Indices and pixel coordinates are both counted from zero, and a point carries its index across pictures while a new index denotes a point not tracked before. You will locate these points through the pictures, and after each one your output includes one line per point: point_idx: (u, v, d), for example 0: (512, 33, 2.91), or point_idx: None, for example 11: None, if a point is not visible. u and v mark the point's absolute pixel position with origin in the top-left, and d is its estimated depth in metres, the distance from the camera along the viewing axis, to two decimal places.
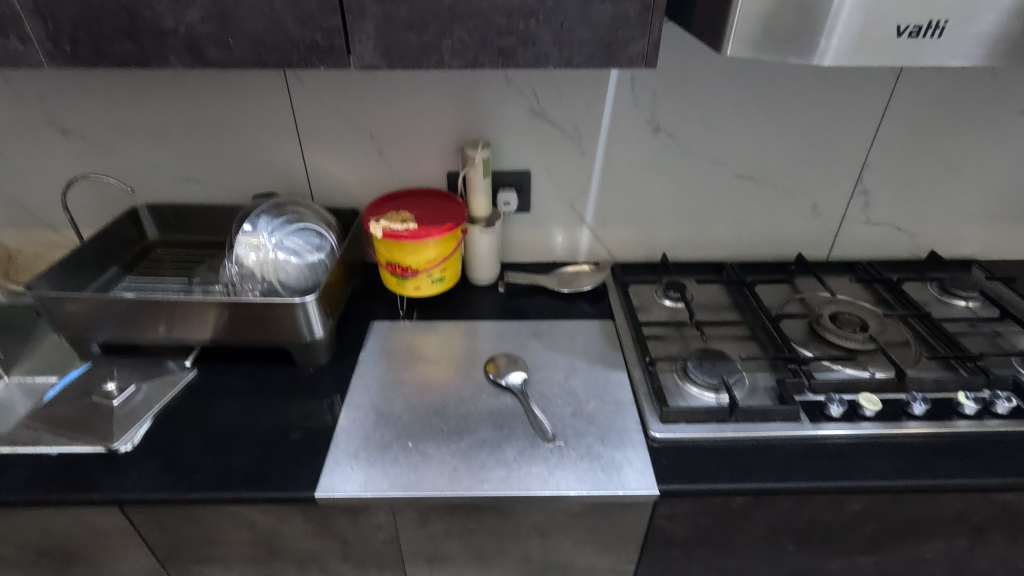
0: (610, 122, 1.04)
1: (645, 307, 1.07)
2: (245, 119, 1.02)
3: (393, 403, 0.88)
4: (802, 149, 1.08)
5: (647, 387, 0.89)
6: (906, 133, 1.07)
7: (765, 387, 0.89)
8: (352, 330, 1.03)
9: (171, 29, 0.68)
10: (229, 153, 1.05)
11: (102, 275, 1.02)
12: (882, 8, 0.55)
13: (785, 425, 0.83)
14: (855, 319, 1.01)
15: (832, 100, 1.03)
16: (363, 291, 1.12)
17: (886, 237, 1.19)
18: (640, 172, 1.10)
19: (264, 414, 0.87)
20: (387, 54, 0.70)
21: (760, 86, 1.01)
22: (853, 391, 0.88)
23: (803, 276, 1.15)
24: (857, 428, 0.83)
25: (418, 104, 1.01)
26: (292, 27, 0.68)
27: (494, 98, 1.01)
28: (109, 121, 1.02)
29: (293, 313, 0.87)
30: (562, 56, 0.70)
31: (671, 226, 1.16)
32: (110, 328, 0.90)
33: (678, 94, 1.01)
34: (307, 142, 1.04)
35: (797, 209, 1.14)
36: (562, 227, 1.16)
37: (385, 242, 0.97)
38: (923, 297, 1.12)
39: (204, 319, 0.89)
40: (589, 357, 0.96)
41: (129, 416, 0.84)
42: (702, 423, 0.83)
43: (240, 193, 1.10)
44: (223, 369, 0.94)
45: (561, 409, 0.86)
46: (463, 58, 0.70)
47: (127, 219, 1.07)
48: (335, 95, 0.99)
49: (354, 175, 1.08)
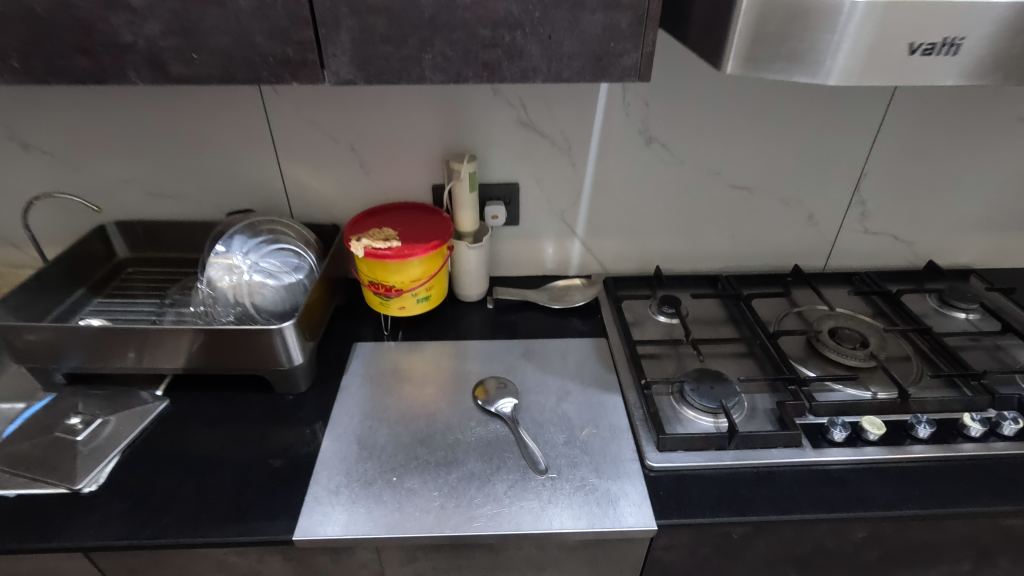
0: (600, 132, 1.00)
1: (639, 323, 1.04)
2: (218, 133, 0.97)
3: (377, 433, 0.83)
4: (799, 158, 1.04)
5: (642, 412, 0.85)
6: (905, 142, 1.04)
7: (766, 410, 0.86)
8: (335, 352, 0.98)
9: (130, 43, 0.63)
10: (203, 167, 1.00)
11: (68, 298, 0.97)
12: (894, 24, 0.51)
13: (786, 451, 0.80)
14: (855, 334, 0.98)
15: (831, 109, 0.99)
16: (346, 309, 1.07)
17: (883, 246, 1.16)
18: (632, 184, 1.06)
19: (240, 446, 0.82)
20: (364, 68, 0.65)
21: (756, 95, 0.97)
22: (855, 414, 0.85)
23: (799, 287, 1.12)
24: (860, 453, 0.80)
25: (400, 116, 0.96)
26: (261, 40, 0.63)
27: (480, 108, 0.96)
28: (74, 136, 0.96)
29: (271, 339, 0.83)
30: (550, 69, 0.66)
31: (664, 238, 1.13)
32: (75, 357, 0.85)
33: (672, 104, 0.97)
34: (284, 156, 1.00)
35: (793, 219, 1.11)
36: (552, 240, 1.12)
37: (368, 261, 0.92)
38: (921, 308, 1.09)
39: (176, 346, 0.84)
40: (581, 378, 0.92)
41: (94, 452, 0.79)
42: (700, 451, 0.79)
43: (214, 209, 1.05)
44: (197, 397, 0.89)
45: (554, 437, 0.83)
46: (446, 73, 0.66)
47: (94, 238, 1.01)
48: (313, 107, 0.94)
49: (334, 189, 1.03)
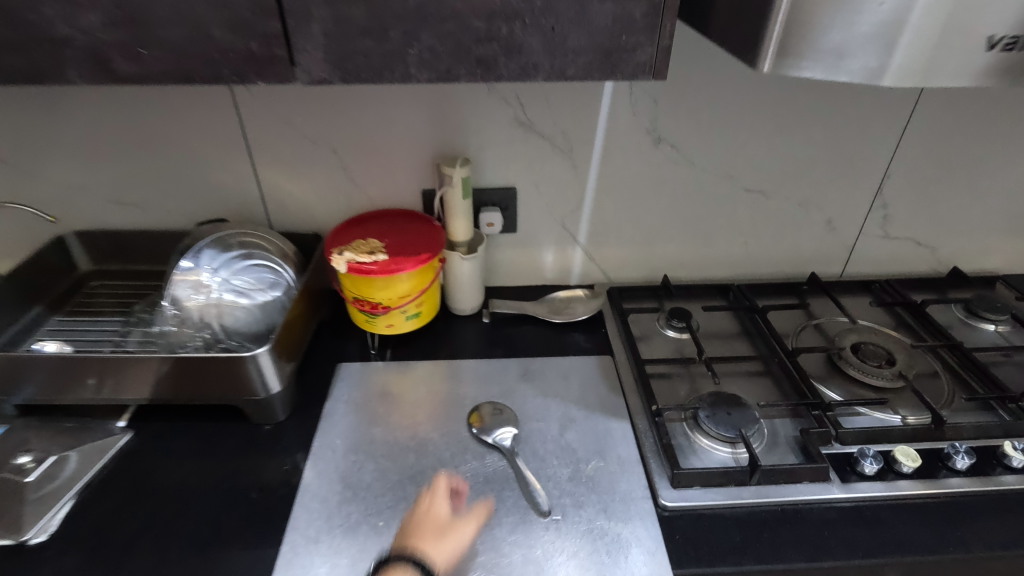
0: (605, 133, 0.91)
1: (646, 339, 0.96)
2: (185, 135, 0.88)
3: (362, 469, 0.76)
4: (819, 159, 0.96)
5: (654, 442, 0.78)
6: (934, 142, 0.96)
7: (788, 438, 0.79)
8: (317, 374, 0.90)
9: (66, 37, 0.54)
10: (170, 173, 0.91)
11: (24, 316, 0.88)
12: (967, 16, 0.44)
13: (812, 486, 0.73)
14: (880, 350, 0.91)
15: (855, 107, 0.91)
16: (331, 324, 0.99)
17: (905, 252, 1.09)
18: (638, 188, 0.98)
19: (210, 485, 0.74)
20: (339, 65, 0.57)
21: (775, 92, 0.89)
22: (885, 442, 0.78)
23: (816, 297, 1.05)
24: (892, 488, 0.73)
25: (386, 116, 0.87)
26: (219, 33, 0.55)
27: (474, 107, 0.88)
28: (25, 139, 0.87)
29: (245, 366, 0.75)
30: (554, 66, 0.58)
31: (672, 245, 1.05)
32: (29, 385, 0.77)
33: (683, 101, 0.89)
34: (259, 160, 0.91)
35: (810, 224, 1.04)
36: (552, 248, 1.04)
37: (351, 277, 0.84)
38: (946, 320, 1.02)
39: (140, 374, 0.76)
40: (586, 403, 0.85)
41: (46, 496, 0.71)
42: (718, 487, 0.72)
43: (183, 217, 0.96)
44: (163, 427, 0.81)
45: (557, 471, 0.75)
46: (434, 71, 0.58)
47: (52, 250, 0.93)
48: (290, 106, 0.86)
49: (315, 196, 0.95)
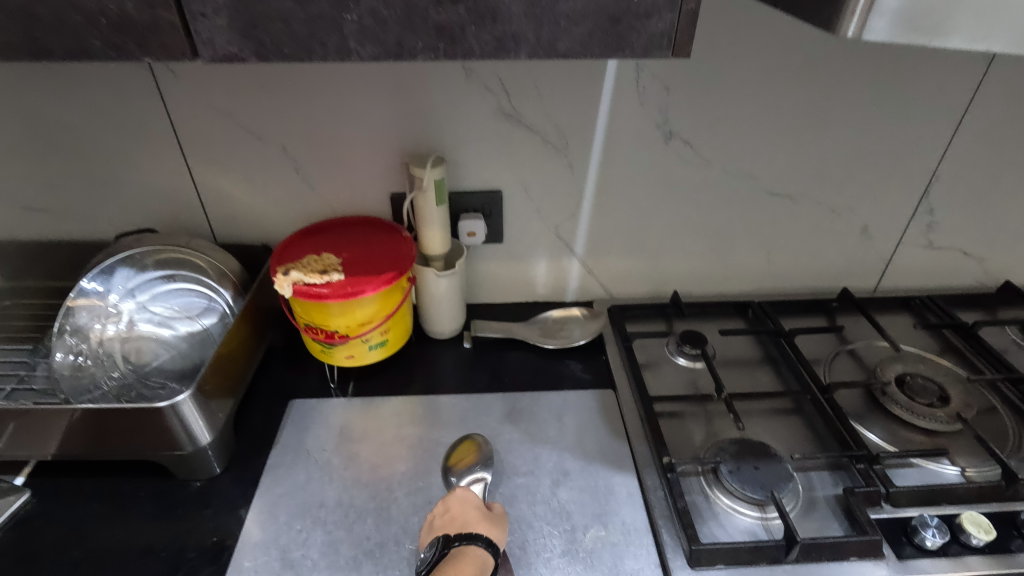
0: (607, 126, 0.77)
1: (654, 369, 0.82)
2: (101, 130, 0.73)
3: (309, 540, 0.62)
4: (857, 157, 0.82)
5: (666, 504, 0.64)
6: (994, 137, 0.82)
7: (827, 498, 0.65)
8: (262, 415, 0.76)
9: None
10: (88, 174, 0.77)
11: None
12: None
13: (861, 564, 0.59)
14: (930, 384, 0.77)
15: (902, 96, 0.77)
16: (284, 351, 0.84)
17: (949, 264, 0.95)
18: (645, 191, 0.83)
19: (118, 563, 0.60)
20: (251, 36, 0.42)
21: (810, 77, 0.75)
22: (947, 503, 0.64)
23: (849, 317, 0.91)
24: (961, 567, 0.59)
25: (343, 106, 0.73)
26: None
27: (449, 95, 0.73)
28: None
29: (163, 417, 0.61)
30: (541, 38, 0.43)
31: (683, 256, 0.91)
32: None
33: (700, 88, 0.75)
34: (195, 159, 0.76)
35: (844, 232, 0.90)
36: (543, 260, 0.90)
37: (301, 301, 0.70)
38: (999, 343, 0.88)
39: (37, 425, 0.62)
40: (583, 451, 0.71)
41: None
42: (746, 566, 0.58)
43: (109, 226, 0.81)
44: (70, 485, 0.67)
45: (547, 544, 0.61)
46: (380, 44, 0.43)
47: None
48: (226, 94, 0.71)
49: (263, 201, 0.80)
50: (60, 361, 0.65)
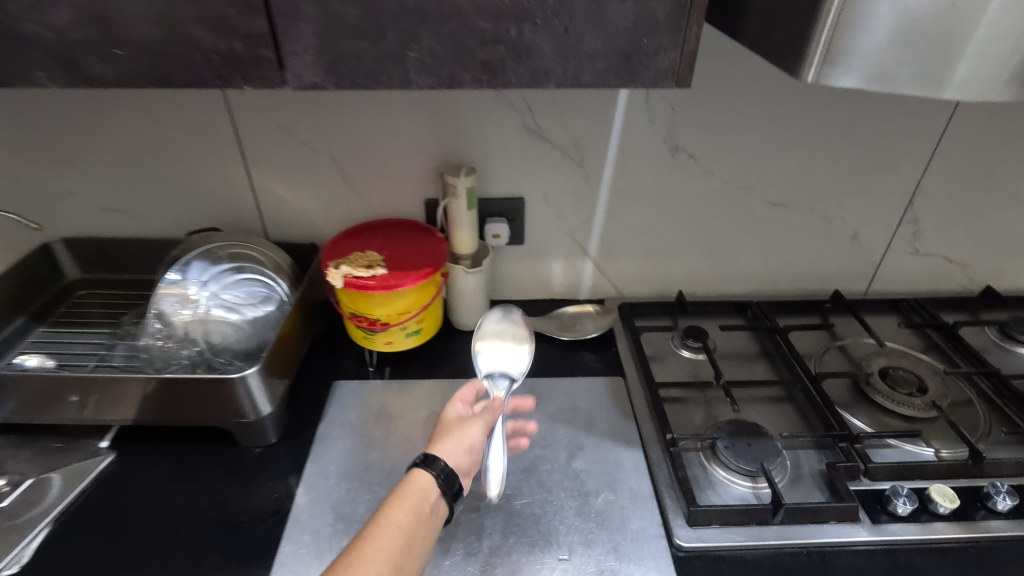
0: (619, 141, 0.86)
1: (659, 360, 0.91)
2: (175, 141, 0.84)
3: (357, 498, 0.71)
4: (846, 171, 0.91)
5: (669, 474, 0.72)
6: (972, 154, 0.90)
7: (812, 472, 0.73)
8: (310, 394, 0.85)
9: (34, 35, 0.49)
10: (160, 179, 0.87)
11: (5, 328, 0.84)
12: None
13: (840, 527, 0.67)
14: (910, 376, 0.85)
15: (887, 116, 0.86)
16: (326, 339, 0.94)
17: (934, 270, 1.03)
18: (653, 199, 0.93)
19: (193, 514, 0.69)
20: (332, 69, 0.52)
21: (802, 99, 0.84)
22: (919, 478, 0.72)
23: (840, 316, 0.99)
24: (927, 531, 0.67)
25: (387, 122, 0.83)
26: (200, 33, 0.49)
27: (480, 113, 0.83)
28: (6, 141, 0.83)
29: (234, 388, 0.70)
30: (567, 72, 0.53)
31: (687, 259, 1.00)
32: (9, 404, 0.73)
33: (703, 109, 0.84)
34: (254, 167, 0.86)
35: (836, 239, 0.98)
36: (560, 261, 0.99)
37: (349, 292, 0.80)
38: (979, 342, 0.96)
39: (123, 394, 0.72)
40: (596, 429, 0.80)
41: (19, 524, 0.66)
42: (738, 526, 0.67)
43: (175, 225, 0.92)
44: (147, 450, 0.77)
45: (564, 505, 0.70)
46: (435, 76, 0.52)
47: (37, 258, 0.89)
48: (286, 110, 0.81)
49: (312, 204, 0.90)
50: (155, 343, 0.76)
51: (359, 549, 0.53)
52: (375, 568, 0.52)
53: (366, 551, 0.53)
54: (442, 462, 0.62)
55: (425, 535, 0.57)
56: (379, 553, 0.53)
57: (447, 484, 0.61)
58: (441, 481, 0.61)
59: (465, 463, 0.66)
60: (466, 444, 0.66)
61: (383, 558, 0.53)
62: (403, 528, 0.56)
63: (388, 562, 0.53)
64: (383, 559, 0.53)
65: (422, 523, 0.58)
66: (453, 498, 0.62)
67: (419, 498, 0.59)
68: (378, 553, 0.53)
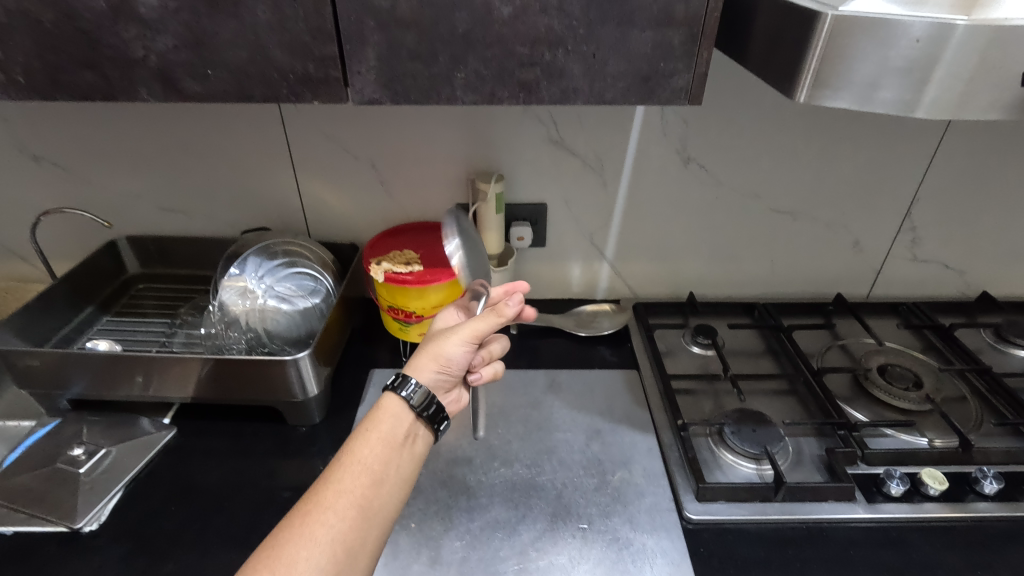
0: (635, 152, 0.94)
1: (671, 354, 0.97)
2: (232, 149, 0.92)
3: None
4: (847, 181, 0.97)
5: (679, 456, 0.79)
6: (966, 167, 0.96)
7: (812, 456, 0.80)
8: (350, 380, 0.93)
9: (141, 57, 0.57)
10: (217, 183, 0.96)
11: (76, 316, 0.93)
12: (1003, 52, 0.44)
13: (837, 505, 0.73)
14: (906, 372, 0.91)
15: (884, 131, 0.92)
16: (363, 331, 1.02)
17: (933, 275, 1.09)
18: (666, 206, 1.00)
19: (248, 483, 0.77)
20: (390, 86, 0.60)
21: (805, 115, 0.91)
22: (912, 464, 0.78)
23: (842, 318, 1.05)
24: (919, 510, 0.73)
25: (423, 132, 0.91)
26: (280, 56, 0.58)
27: (508, 125, 0.91)
28: (84, 149, 0.93)
29: (284, 370, 0.78)
30: (593, 90, 0.60)
31: (698, 262, 1.07)
32: (83, 382, 0.82)
33: (713, 123, 0.91)
34: (302, 173, 0.95)
35: (838, 245, 1.05)
36: (579, 262, 1.06)
37: (387, 286, 0.88)
38: (975, 344, 1.01)
39: (185, 374, 0.80)
40: (612, 416, 0.87)
41: (96, 488, 0.75)
42: (743, 502, 0.73)
43: (227, 225, 1.01)
44: (205, 427, 0.85)
45: (583, 481, 0.77)
46: (479, 93, 0.60)
47: (104, 253, 0.98)
48: (333, 122, 0.89)
49: (353, 207, 0.98)
50: (218, 329, 0.85)
51: (323, 492, 0.56)
52: (335, 512, 0.55)
53: (327, 495, 0.55)
54: (416, 384, 0.64)
55: (397, 467, 0.60)
56: (341, 496, 0.56)
57: (422, 409, 0.63)
58: (413, 408, 0.63)
59: (445, 379, 0.67)
60: (446, 360, 0.66)
61: (344, 501, 0.56)
62: (368, 466, 0.58)
63: (352, 503, 0.56)
64: (346, 499, 0.56)
65: (392, 455, 0.60)
66: (432, 421, 0.65)
67: (386, 430, 0.61)
68: (340, 496, 0.56)
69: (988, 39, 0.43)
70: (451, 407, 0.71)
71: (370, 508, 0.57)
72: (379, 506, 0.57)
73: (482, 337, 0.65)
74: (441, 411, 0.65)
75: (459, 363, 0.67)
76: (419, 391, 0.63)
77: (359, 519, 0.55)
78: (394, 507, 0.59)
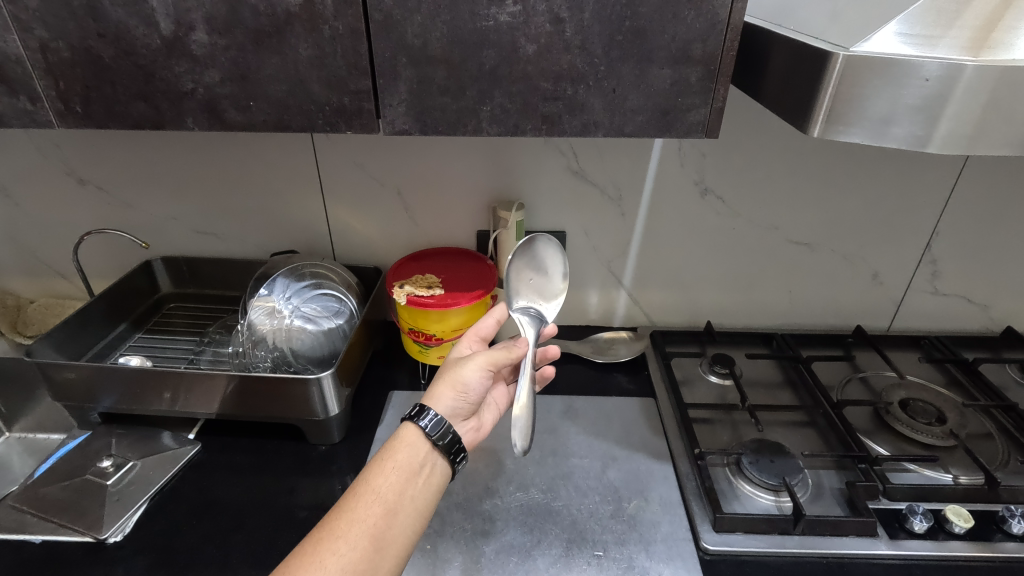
0: (653, 182, 0.96)
1: (688, 383, 0.98)
2: (266, 175, 0.97)
3: None
4: (865, 214, 0.98)
5: (696, 485, 0.78)
6: (985, 202, 0.96)
7: (833, 490, 0.79)
8: (370, 400, 0.95)
9: (190, 90, 0.61)
10: (249, 207, 1.00)
11: (111, 332, 0.97)
12: (1012, 92, 0.45)
13: (859, 540, 0.72)
14: (929, 407, 0.90)
15: (901, 165, 0.93)
16: (383, 353, 1.05)
17: (955, 309, 1.08)
18: (683, 236, 1.01)
19: (268, 499, 0.78)
20: (419, 118, 0.63)
21: (822, 149, 0.92)
22: (937, 501, 0.76)
23: (862, 350, 1.05)
24: (943, 548, 0.71)
25: (448, 162, 0.94)
26: (318, 89, 0.62)
27: (530, 156, 0.94)
28: (126, 174, 0.98)
29: (307, 389, 0.79)
30: (613, 124, 0.63)
31: (715, 292, 1.08)
32: (114, 396, 0.84)
33: (730, 156, 0.93)
34: (330, 199, 0.99)
35: (857, 277, 1.05)
36: (597, 289, 1.08)
37: (409, 309, 0.90)
38: (1000, 380, 1.00)
39: (212, 392, 0.82)
40: (629, 444, 0.87)
41: (123, 499, 0.77)
42: (762, 534, 0.72)
43: (257, 247, 1.04)
44: (229, 443, 0.87)
45: (600, 507, 0.77)
46: (504, 125, 0.63)
47: (140, 273, 1.02)
48: (362, 151, 0.93)
49: (378, 233, 1.02)
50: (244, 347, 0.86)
51: (336, 520, 0.57)
52: (347, 541, 0.55)
53: (340, 523, 0.56)
54: (434, 414, 0.65)
55: (411, 498, 0.60)
56: (354, 525, 0.56)
57: (439, 439, 0.64)
58: (431, 438, 0.64)
59: (462, 407, 0.69)
60: (464, 388, 0.68)
61: (356, 530, 0.56)
62: (382, 495, 0.59)
63: (364, 533, 0.56)
64: (360, 529, 0.56)
65: (407, 485, 0.61)
66: (448, 452, 0.65)
67: (403, 459, 0.62)
68: (354, 525, 0.56)
69: (995, 76, 0.45)
70: (502, 401, 0.79)
71: (383, 538, 0.57)
72: (392, 537, 0.58)
73: (497, 365, 0.68)
74: (458, 442, 0.66)
75: (477, 392, 0.69)
76: (436, 422, 0.64)
77: (371, 551, 0.56)
78: (407, 540, 0.59)
